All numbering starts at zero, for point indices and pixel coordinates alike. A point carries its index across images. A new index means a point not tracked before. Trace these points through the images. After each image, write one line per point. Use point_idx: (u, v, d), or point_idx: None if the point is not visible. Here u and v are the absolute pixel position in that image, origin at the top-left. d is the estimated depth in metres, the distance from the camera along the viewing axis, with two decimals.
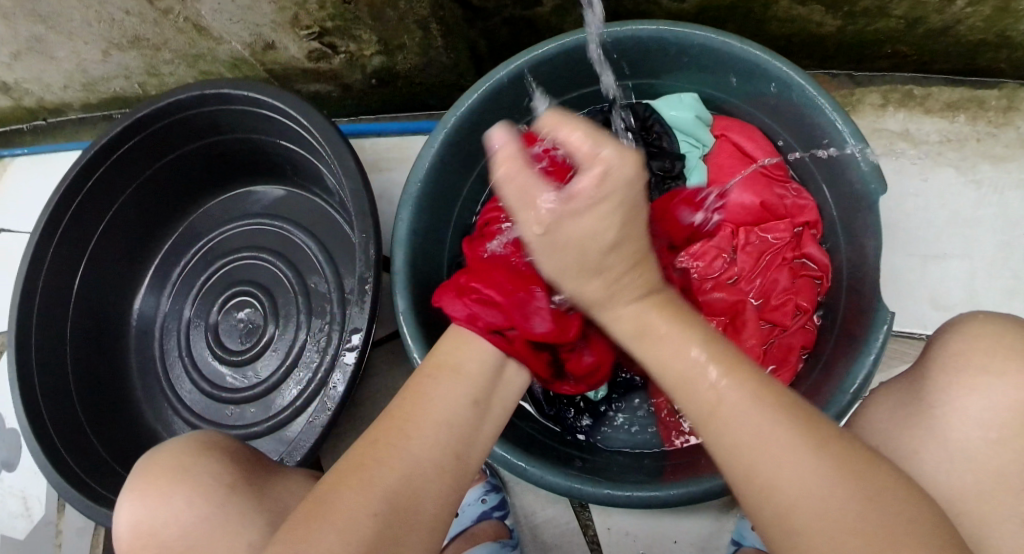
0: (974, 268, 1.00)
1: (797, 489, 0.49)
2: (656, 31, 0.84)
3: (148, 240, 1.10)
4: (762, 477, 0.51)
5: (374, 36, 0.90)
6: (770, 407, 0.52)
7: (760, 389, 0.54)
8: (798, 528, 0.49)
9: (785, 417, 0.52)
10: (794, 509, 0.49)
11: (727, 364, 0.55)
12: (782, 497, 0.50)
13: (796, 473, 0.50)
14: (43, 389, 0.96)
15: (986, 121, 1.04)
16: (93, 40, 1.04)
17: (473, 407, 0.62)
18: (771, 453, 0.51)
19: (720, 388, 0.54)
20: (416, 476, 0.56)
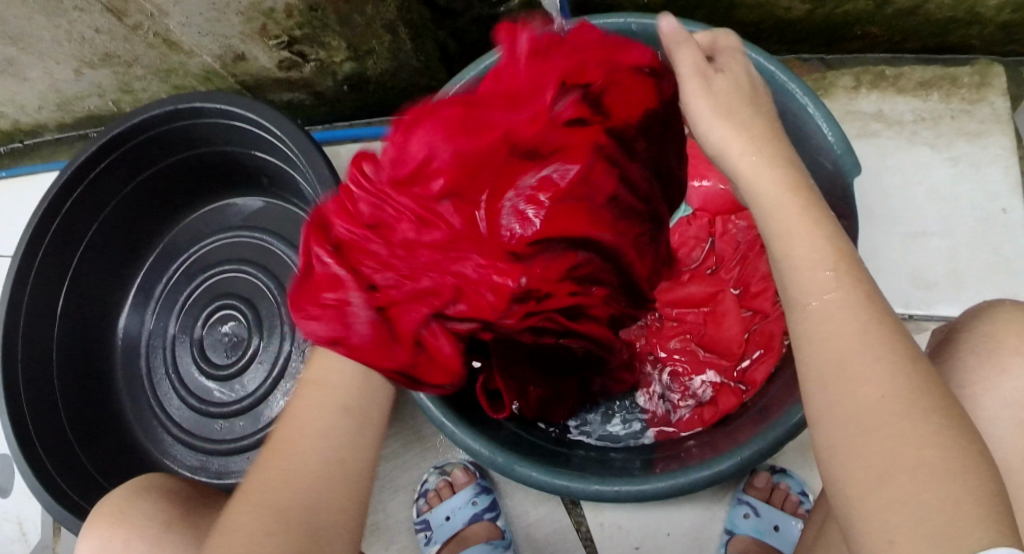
0: (955, 245, 1.00)
1: (874, 411, 0.47)
2: (625, 25, 0.84)
3: (129, 257, 1.10)
4: (840, 395, 0.49)
5: (343, 42, 0.90)
6: (865, 335, 0.50)
7: (872, 319, 0.51)
8: (863, 450, 0.47)
9: (881, 349, 0.50)
10: (865, 431, 0.47)
11: (840, 289, 0.52)
12: (857, 414, 0.48)
13: (880, 398, 0.48)
14: (31, 411, 0.96)
15: (959, 98, 1.04)
16: (64, 60, 1.04)
17: (348, 416, 0.59)
18: (860, 374, 0.49)
19: (826, 311, 0.52)
20: (314, 491, 0.55)
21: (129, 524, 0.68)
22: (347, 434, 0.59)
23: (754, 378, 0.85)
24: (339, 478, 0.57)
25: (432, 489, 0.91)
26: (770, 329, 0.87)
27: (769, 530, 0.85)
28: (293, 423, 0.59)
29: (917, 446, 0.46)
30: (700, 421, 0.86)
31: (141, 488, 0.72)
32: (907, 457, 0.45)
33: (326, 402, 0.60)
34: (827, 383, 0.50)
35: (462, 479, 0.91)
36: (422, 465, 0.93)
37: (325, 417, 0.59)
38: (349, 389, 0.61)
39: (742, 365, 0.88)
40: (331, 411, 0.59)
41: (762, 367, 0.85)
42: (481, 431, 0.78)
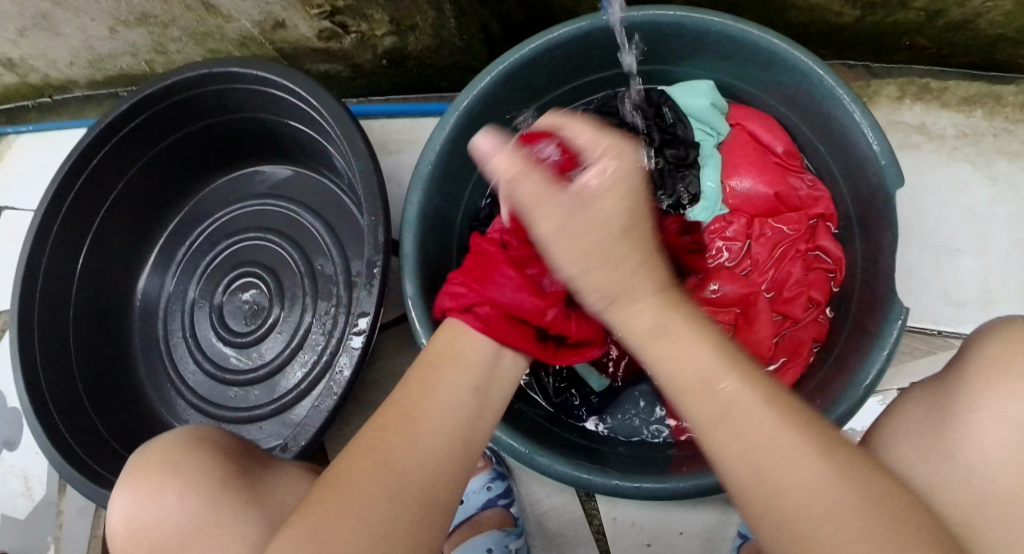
0: (989, 265, 0.99)
1: (792, 500, 0.48)
2: (674, 17, 0.83)
3: (152, 220, 1.09)
4: (746, 450, 0.50)
5: (386, 16, 0.89)
6: (777, 420, 0.50)
7: (770, 394, 0.52)
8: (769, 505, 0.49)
9: (792, 436, 0.50)
10: (771, 489, 0.49)
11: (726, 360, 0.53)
12: (767, 477, 0.50)
13: (797, 492, 0.49)
14: (45, 368, 0.95)
15: (1003, 117, 1.02)
16: (100, 17, 1.03)
17: (477, 396, 0.62)
18: (778, 460, 0.49)
19: (730, 403, 0.51)
20: (430, 459, 0.56)
21: (148, 490, 0.67)
22: (478, 416, 0.61)
23: None
24: (456, 457, 0.58)
25: None
26: (800, 335, 0.87)
27: None
28: (440, 399, 0.59)
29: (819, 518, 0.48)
30: None
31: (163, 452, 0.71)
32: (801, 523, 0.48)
33: (467, 381, 0.62)
34: (732, 444, 0.51)
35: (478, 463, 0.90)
36: None
37: (460, 398, 0.60)
38: (480, 372, 0.63)
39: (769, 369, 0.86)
40: (467, 391, 0.61)
41: None
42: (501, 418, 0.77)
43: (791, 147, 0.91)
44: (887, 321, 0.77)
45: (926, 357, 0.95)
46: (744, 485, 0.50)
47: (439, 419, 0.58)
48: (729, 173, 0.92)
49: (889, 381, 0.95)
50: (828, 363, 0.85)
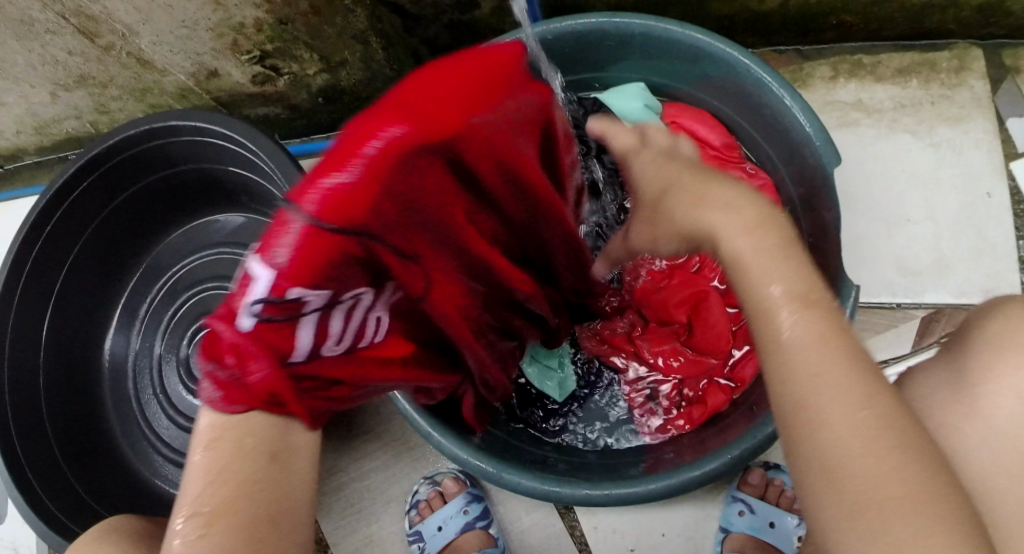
0: (939, 232, 0.99)
1: (870, 467, 0.45)
2: (595, 24, 0.84)
3: (112, 279, 1.09)
4: (829, 430, 0.46)
5: (315, 55, 0.90)
6: (863, 397, 0.46)
7: (848, 348, 0.48)
8: (833, 453, 0.46)
9: (872, 422, 0.46)
10: (841, 456, 0.45)
11: (807, 329, 0.48)
12: (821, 428, 0.46)
13: (873, 462, 0.45)
14: (20, 438, 0.95)
15: (939, 84, 1.04)
16: (38, 84, 1.03)
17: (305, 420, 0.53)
18: (851, 428, 0.45)
19: (825, 378, 0.47)
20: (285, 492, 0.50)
21: None
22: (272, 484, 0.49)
23: (744, 374, 0.85)
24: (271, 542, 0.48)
25: (423, 500, 0.90)
26: None
27: (764, 527, 0.84)
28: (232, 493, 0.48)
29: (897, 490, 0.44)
30: (689, 421, 0.85)
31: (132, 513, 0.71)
32: (871, 484, 0.44)
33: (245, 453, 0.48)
34: (828, 433, 0.46)
35: (452, 488, 0.90)
36: (412, 475, 0.91)
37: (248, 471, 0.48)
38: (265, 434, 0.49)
39: (729, 362, 0.86)
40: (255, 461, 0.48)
41: (751, 363, 0.85)
42: (467, 440, 0.77)
43: (727, 139, 0.92)
44: (840, 299, 0.78)
45: (889, 330, 0.96)
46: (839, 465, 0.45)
47: (235, 444, 0.48)
48: None
49: None
50: None
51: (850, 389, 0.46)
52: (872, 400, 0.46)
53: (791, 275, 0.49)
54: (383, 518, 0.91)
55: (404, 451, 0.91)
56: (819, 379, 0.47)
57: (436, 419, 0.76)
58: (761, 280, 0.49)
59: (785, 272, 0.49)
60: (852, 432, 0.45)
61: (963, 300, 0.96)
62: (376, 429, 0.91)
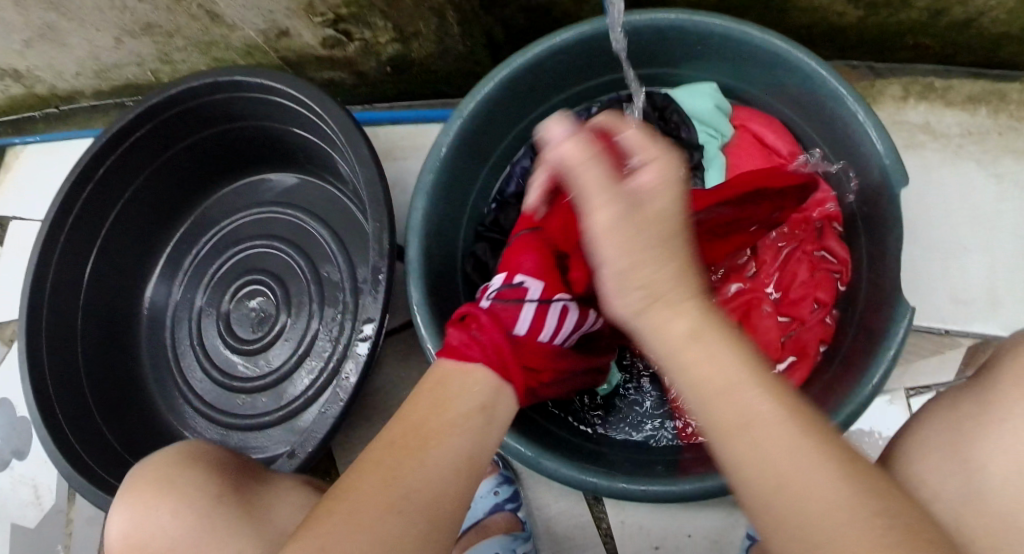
0: (994, 265, 0.98)
1: (809, 476, 0.41)
2: (674, 21, 0.83)
3: (158, 229, 1.09)
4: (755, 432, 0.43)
5: (389, 23, 0.89)
6: (797, 426, 0.43)
7: (756, 368, 0.45)
8: (759, 470, 0.42)
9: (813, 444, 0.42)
10: (767, 468, 0.42)
11: (729, 343, 0.46)
12: (751, 429, 0.43)
13: (785, 466, 0.42)
14: (52, 375, 0.95)
15: (1008, 115, 1.02)
16: (104, 28, 1.04)
17: (481, 414, 0.56)
18: (778, 436, 0.42)
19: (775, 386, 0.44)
20: (434, 485, 0.51)
21: (157, 509, 0.67)
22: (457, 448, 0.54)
23: (789, 385, 0.85)
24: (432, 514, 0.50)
25: None
26: (807, 337, 0.86)
27: None
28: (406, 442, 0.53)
29: (826, 500, 0.40)
30: None
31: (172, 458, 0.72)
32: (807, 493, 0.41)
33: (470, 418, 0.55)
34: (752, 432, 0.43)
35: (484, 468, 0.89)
36: None
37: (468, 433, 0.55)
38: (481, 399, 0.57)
39: (775, 372, 0.86)
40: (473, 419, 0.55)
41: (798, 374, 0.85)
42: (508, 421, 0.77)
43: (795, 148, 0.90)
44: (893, 320, 0.77)
45: (934, 357, 0.95)
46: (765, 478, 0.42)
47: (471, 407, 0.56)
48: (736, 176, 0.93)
49: (898, 381, 0.94)
50: (834, 365, 0.84)
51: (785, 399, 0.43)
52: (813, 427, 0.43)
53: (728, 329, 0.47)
54: None
55: None
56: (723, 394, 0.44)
57: None
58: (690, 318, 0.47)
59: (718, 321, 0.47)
60: (782, 444, 0.42)
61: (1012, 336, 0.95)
62: None
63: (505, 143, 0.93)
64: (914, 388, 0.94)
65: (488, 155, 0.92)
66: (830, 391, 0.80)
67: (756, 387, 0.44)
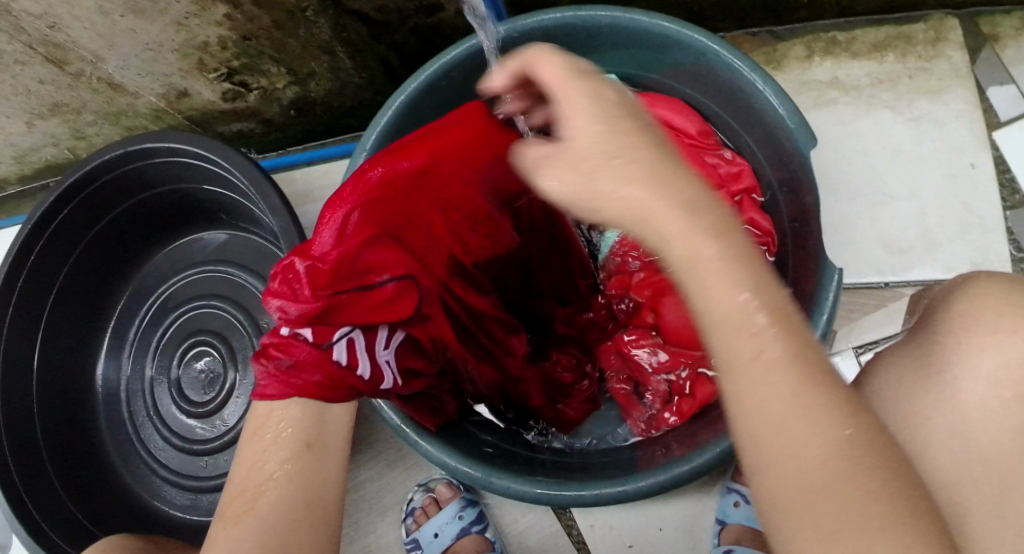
0: (924, 208, 0.98)
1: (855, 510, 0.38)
2: (562, 19, 0.83)
3: (101, 305, 1.09)
4: (799, 470, 0.39)
5: (283, 68, 0.90)
6: (837, 459, 0.39)
7: (826, 375, 0.41)
8: (800, 494, 0.39)
9: (864, 477, 0.38)
10: (824, 497, 0.38)
11: (791, 348, 0.40)
12: (774, 463, 0.40)
13: (838, 492, 0.38)
14: (19, 469, 0.95)
15: (916, 56, 1.03)
16: (13, 114, 1.03)
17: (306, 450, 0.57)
18: (827, 475, 0.38)
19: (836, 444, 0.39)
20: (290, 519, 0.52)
21: None
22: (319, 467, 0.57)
23: None
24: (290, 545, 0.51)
25: (418, 508, 0.89)
26: None
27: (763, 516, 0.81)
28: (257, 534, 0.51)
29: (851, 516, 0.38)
30: (677, 413, 0.85)
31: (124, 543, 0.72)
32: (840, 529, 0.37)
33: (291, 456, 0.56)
34: (774, 467, 0.39)
35: (447, 494, 0.89)
36: (406, 483, 0.91)
37: (297, 466, 0.56)
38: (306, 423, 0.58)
39: None
40: (293, 451, 0.56)
41: None
42: (455, 447, 0.77)
43: (703, 125, 0.91)
44: (823, 283, 0.77)
45: (877, 310, 0.95)
46: (799, 510, 0.39)
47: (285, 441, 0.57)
48: None
49: (846, 339, 0.95)
50: None
51: (832, 437, 0.39)
52: (872, 468, 0.39)
53: (807, 348, 0.41)
54: (381, 528, 0.91)
55: (397, 460, 0.92)
56: (767, 407, 0.40)
57: (423, 427, 0.76)
58: (748, 314, 0.40)
59: (768, 339, 0.40)
60: (834, 476, 0.38)
61: (951, 275, 0.96)
62: (370, 441, 0.92)
63: None
64: (862, 345, 0.94)
65: None
66: None
67: (807, 386, 0.40)
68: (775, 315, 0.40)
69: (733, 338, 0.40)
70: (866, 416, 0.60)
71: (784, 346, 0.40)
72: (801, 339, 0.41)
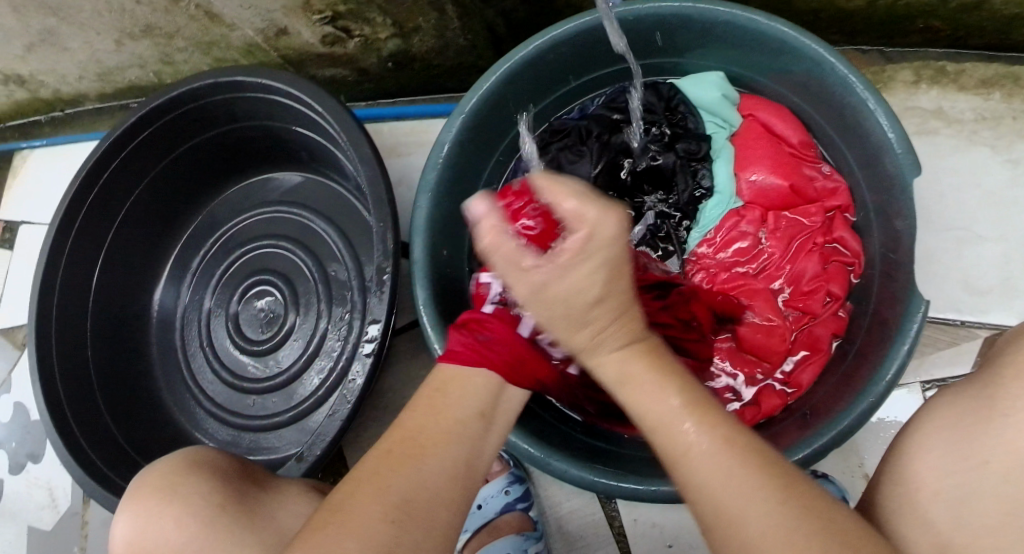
0: (1011, 252, 0.96)
1: (763, 525, 0.45)
2: (679, 9, 0.81)
3: (165, 232, 1.09)
4: (714, 492, 0.47)
5: (388, 19, 0.89)
6: (752, 485, 0.46)
7: (711, 414, 0.51)
8: (723, 513, 0.47)
9: (761, 497, 0.46)
10: (735, 511, 0.46)
11: (702, 416, 0.50)
12: (697, 474, 0.48)
13: (751, 503, 0.46)
14: (63, 382, 0.95)
15: (1022, 98, 0.99)
16: (105, 31, 1.03)
17: (480, 419, 0.58)
18: (737, 487, 0.46)
19: (713, 460, 0.48)
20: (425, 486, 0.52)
21: (160, 519, 0.66)
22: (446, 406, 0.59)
23: (800, 381, 0.84)
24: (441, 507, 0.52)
25: None
26: (819, 331, 0.85)
27: None
28: None
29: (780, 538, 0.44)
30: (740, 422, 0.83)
31: (176, 460, 0.71)
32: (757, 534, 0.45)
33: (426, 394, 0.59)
34: (698, 485, 0.48)
35: (495, 468, 0.89)
36: None
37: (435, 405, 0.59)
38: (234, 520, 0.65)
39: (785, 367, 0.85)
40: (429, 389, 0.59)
41: (809, 370, 0.84)
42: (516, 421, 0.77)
43: (806, 136, 0.89)
44: (907, 312, 0.75)
45: (950, 348, 0.93)
46: (714, 525, 0.47)
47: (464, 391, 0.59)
48: (745, 164, 0.89)
49: (912, 372, 0.93)
50: (847, 359, 0.83)
51: (737, 461, 0.48)
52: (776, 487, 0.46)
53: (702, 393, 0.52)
54: None
55: None
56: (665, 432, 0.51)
57: None
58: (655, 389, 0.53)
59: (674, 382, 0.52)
60: (747, 488, 0.46)
61: None
62: None
63: (510, 136, 0.91)
64: (929, 381, 0.92)
65: (495, 147, 0.90)
66: (842, 386, 0.79)
67: (691, 420, 0.50)
68: (697, 396, 0.52)
69: (666, 400, 0.51)
70: (920, 449, 0.56)
71: (663, 392, 0.52)
72: (681, 383, 0.53)
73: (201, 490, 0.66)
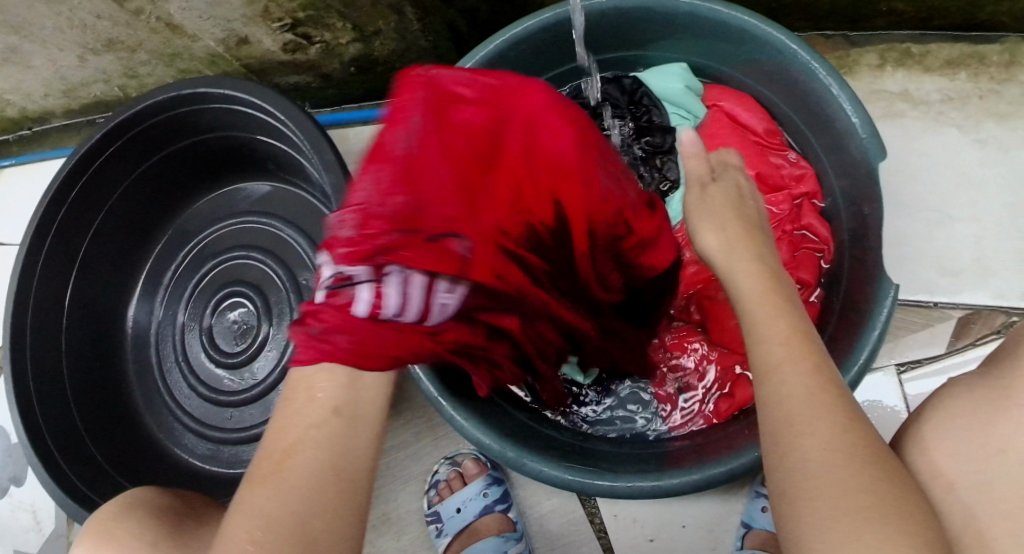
0: (982, 231, 0.96)
1: (825, 467, 0.46)
2: (641, 2, 0.81)
3: (137, 248, 1.08)
4: (793, 434, 0.48)
5: (348, 24, 0.88)
6: (836, 431, 0.48)
7: (823, 380, 0.51)
8: (796, 458, 0.47)
9: (841, 446, 0.47)
10: (814, 459, 0.47)
11: (801, 364, 0.52)
12: (785, 417, 0.49)
13: (829, 448, 0.47)
14: (40, 404, 0.94)
15: (988, 77, 1.00)
16: (67, 47, 1.02)
17: (336, 416, 0.57)
18: (816, 431, 0.48)
19: (803, 407, 0.49)
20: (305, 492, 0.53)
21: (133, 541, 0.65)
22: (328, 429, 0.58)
23: None
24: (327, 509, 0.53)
25: (443, 481, 0.89)
26: None
27: None
28: None
29: (840, 474, 0.45)
30: (716, 414, 0.84)
31: (139, 498, 0.71)
32: (823, 475, 0.46)
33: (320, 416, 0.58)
34: (787, 433, 0.49)
35: (473, 470, 0.89)
36: (433, 454, 0.91)
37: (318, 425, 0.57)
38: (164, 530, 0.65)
39: None
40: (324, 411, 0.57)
41: None
42: (489, 423, 0.76)
43: (771, 125, 0.90)
44: (878, 297, 0.74)
45: (924, 330, 0.93)
46: (785, 476, 0.47)
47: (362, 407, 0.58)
48: (711, 156, 0.90)
49: (888, 356, 0.93)
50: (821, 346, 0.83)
51: (827, 409, 0.49)
52: (852, 435, 0.48)
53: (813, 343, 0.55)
54: (402, 498, 0.90)
55: (427, 430, 0.91)
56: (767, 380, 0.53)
57: (460, 401, 0.75)
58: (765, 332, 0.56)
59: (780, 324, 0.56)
60: (825, 431, 0.47)
61: (1002, 303, 0.94)
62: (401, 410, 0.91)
63: None
64: (904, 363, 0.93)
65: None
66: None
67: (789, 371, 0.52)
68: (796, 337, 0.55)
69: (784, 341, 0.54)
70: (938, 437, 0.60)
71: (777, 345, 0.54)
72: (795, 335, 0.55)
73: (162, 524, 0.66)
